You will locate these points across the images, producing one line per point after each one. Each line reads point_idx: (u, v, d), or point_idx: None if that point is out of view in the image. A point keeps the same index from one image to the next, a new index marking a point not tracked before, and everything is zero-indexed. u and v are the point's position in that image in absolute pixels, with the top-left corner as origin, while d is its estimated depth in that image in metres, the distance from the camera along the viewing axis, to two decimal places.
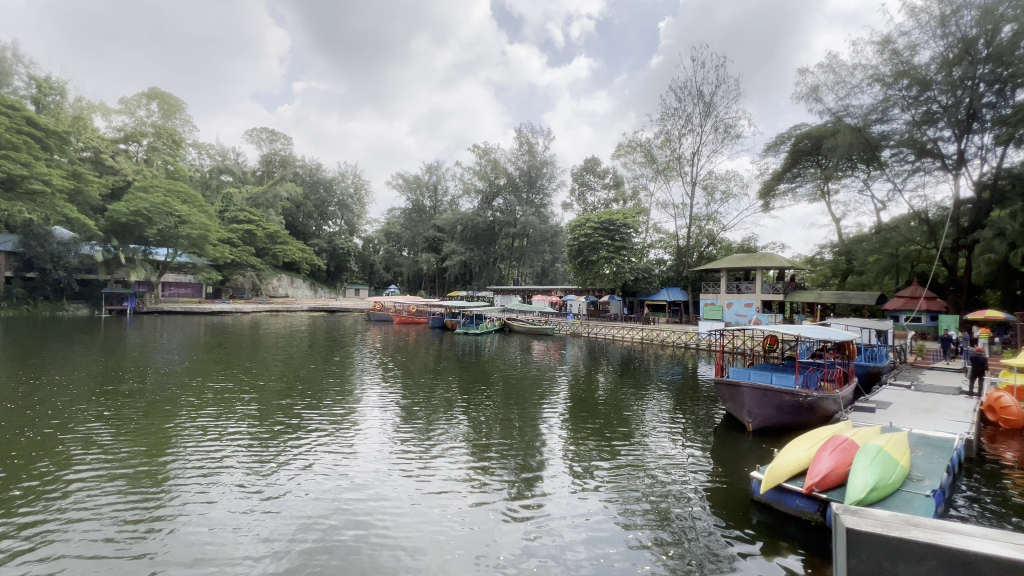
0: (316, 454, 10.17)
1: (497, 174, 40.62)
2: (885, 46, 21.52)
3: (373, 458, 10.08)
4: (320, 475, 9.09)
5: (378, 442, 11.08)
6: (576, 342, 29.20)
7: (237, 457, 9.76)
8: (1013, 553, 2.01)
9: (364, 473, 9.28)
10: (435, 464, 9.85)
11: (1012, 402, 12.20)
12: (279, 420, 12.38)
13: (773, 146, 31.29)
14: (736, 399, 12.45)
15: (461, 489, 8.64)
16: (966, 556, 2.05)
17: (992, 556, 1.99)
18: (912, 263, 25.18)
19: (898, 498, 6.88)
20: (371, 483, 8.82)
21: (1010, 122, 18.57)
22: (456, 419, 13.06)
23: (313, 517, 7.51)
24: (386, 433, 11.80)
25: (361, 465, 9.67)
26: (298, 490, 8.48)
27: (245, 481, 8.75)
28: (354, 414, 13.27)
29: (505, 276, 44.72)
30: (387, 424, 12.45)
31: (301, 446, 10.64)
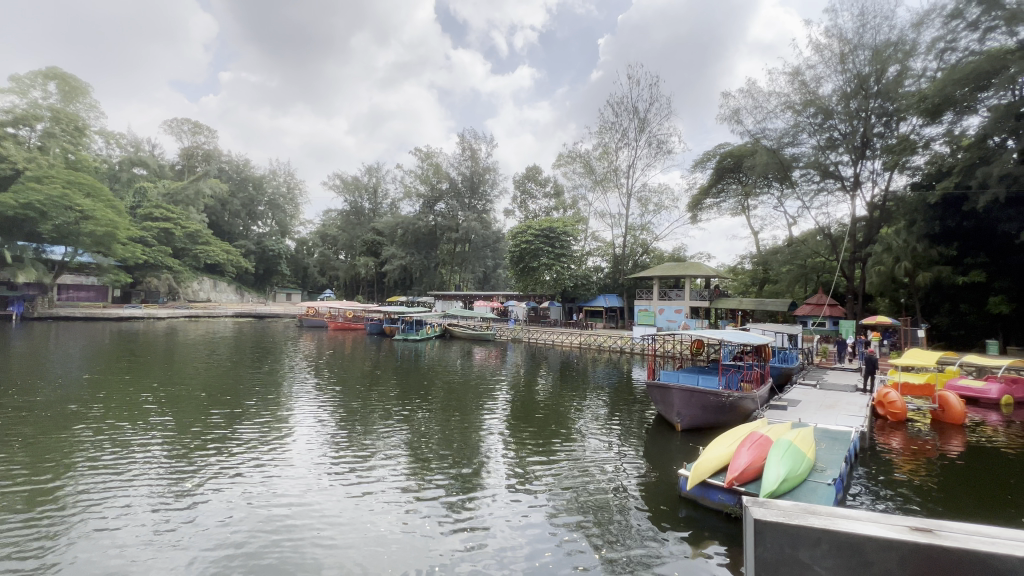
0: (243, 464, 9.61)
1: (440, 178, 40.29)
2: (796, 77, 23.80)
3: (306, 465, 9.73)
4: (248, 485, 8.61)
5: (309, 450, 10.65)
6: (517, 348, 29.48)
7: (154, 470, 9.00)
8: (892, 532, 2.06)
9: (295, 481, 8.89)
10: (373, 470, 9.62)
11: (897, 397, 13.75)
12: (200, 431, 11.53)
13: (701, 163, 33.51)
14: (666, 400, 13.11)
15: (401, 492, 8.57)
16: (855, 540, 2.07)
17: (874, 537, 2.05)
18: (818, 274, 27.90)
19: (806, 488, 7.57)
20: (302, 491, 8.47)
21: (895, 150, 21.33)
22: (394, 425, 12.81)
23: (243, 526, 7.17)
24: (321, 440, 11.37)
25: (291, 473, 9.27)
26: (225, 498, 8.06)
27: (164, 493, 8.15)
28: (286, 423, 12.66)
29: (446, 281, 44.27)
30: (321, 432, 12.00)
31: (226, 455, 10.04)
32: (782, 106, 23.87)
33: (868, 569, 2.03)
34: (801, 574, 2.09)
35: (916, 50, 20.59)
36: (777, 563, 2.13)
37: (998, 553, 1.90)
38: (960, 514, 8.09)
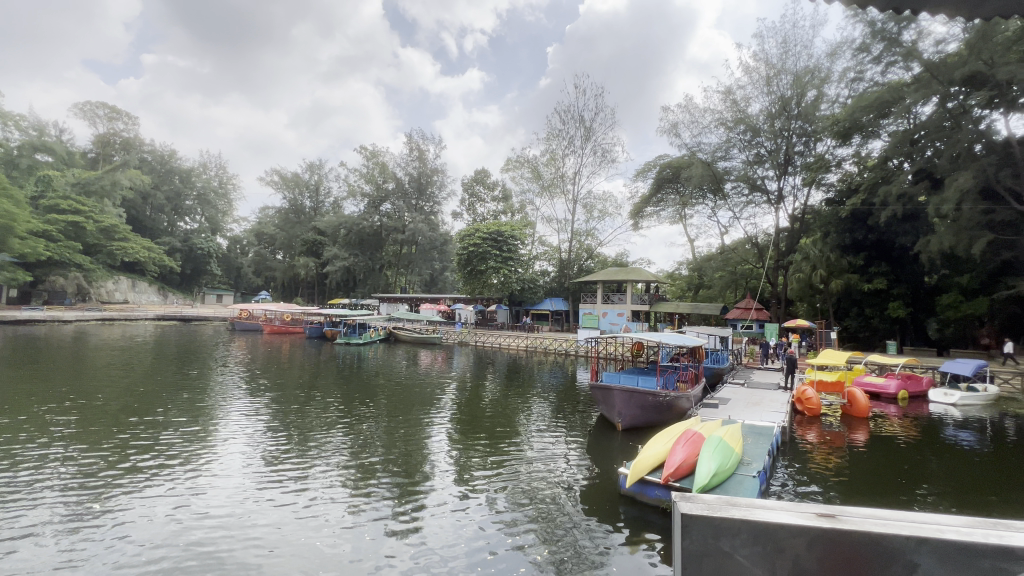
0: (166, 475, 8.95)
1: (386, 178, 39.30)
2: (729, 96, 25.42)
3: (237, 473, 9.22)
4: (172, 497, 8.03)
5: (241, 458, 10.07)
6: (464, 351, 29.36)
7: (61, 486, 8.15)
8: (800, 517, 2.07)
9: (224, 491, 8.39)
10: (311, 477, 9.25)
11: (813, 394, 15.04)
12: (117, 441, 10.58)
13: (642, 173, 35.01)
14: (608, 401, 13.50)
15: (341, 499, 8.34)
16: (770, 530, 2.05)
17: (787, 525, 2.03)
18: (746, 279, 29.90)
19: (733, 481, 8.07)
20: (232, 503, 8.01)
21: (812, 168, 23.36)
22: (335, 431, 12.34)
23: (166, 542, 6.75)
24: (254, 447, 10.79)
25: (220, 483, 8.73)
26: (145, 512, 7.51)
27: (73, 509, 7.47)
28: (215, 430, 11.87)
29: (392, 284, 43.16)
30: (255, 439, 11.38)
31: (145, 466, 9.31)
32: (716, 122, 25.39)
33: (780, 553, 2.01)
34: (722, 565, 2.05)
35: (830, 77, 22.66)
36: (698, 555, 2.09)
37: (890, 534, 1.95)
38: (861, 498, 9.00)
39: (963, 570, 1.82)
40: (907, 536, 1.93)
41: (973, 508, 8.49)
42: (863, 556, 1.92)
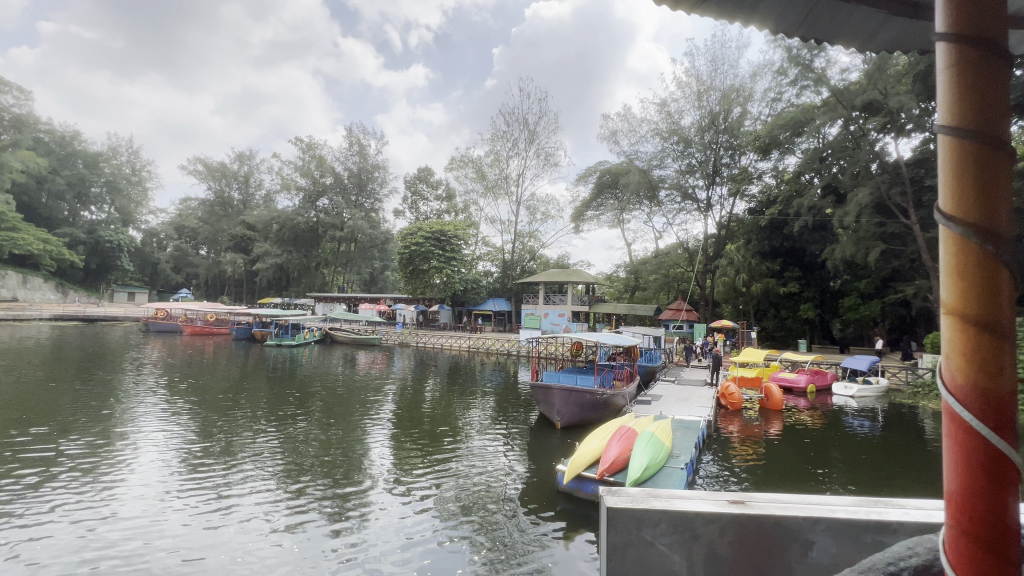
0: (68, 490, 8.19)
1: (323, 172, 37.56)
2: (664, 107, 26.73)
3: (153, 484, 8.62)
4: (76, 514, 7.39)
5: (156, 467, 9.38)
6: (405, 352, 28.79)
7: None
8: (714, 506, 2.39)
9: (137, 504, 7.82)
10: (236, 484, 8.82)
11: (735, 390, 16.10)
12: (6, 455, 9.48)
13: (583, 177, 36.01)
14: (548, 400, 13.76)
15: (270, 505, 8.02)
16: (687, 518, 2.36)
17: (702, 512, 2.35)
18: (677, 282, 31.66)
19: (663, 473, 8.49)
20: (148, 515, 7.50)
21: (736, 179, 25.23)
22: (265, 436, 11.75)
23: (68, 563, 6.21)
24: (172, 455, 10.08)
25: (133, 496, 8.13)
26: (43, 532, 6.87)
27: None
28: (127, 438, 10.94)
29: (328, 283, 41.22)
30: (174, 446, 10.62)
31: (41, 481, 8.45)
32: (652, 132, 26.65)
33: (697, 540, 2.36)
34: (642, 550, 2.38)
35: (752, 96, 24.55)
36: (623, 543, 2.40)
37: (789, 516, 2.31)
38: (775, 485, 9.73)
39: (852, 543, 2.25)
40: (804, 519, 2.30)
41: (868, 489, 9.50)
42: (770, 537, 2.30)
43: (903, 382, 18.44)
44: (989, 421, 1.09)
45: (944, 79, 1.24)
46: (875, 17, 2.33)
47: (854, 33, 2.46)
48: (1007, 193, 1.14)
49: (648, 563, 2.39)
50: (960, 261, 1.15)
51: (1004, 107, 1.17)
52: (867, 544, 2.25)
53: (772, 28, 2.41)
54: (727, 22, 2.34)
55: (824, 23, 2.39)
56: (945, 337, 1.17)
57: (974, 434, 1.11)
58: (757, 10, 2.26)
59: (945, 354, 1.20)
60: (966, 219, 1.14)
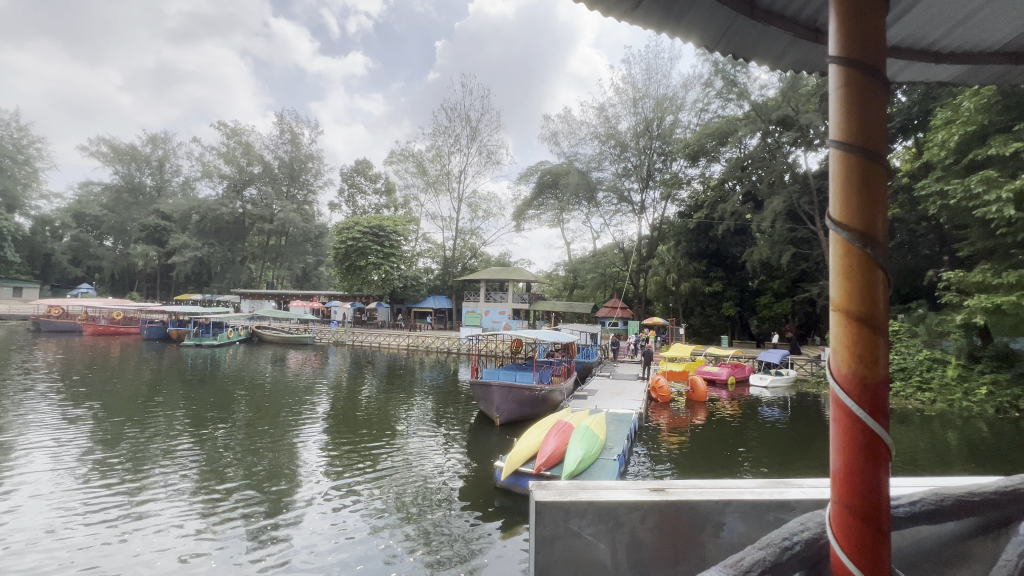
0: None
1: (250, 160, 35.12)
2: (603, 112, 27.62)
3: (50, 497, 7.76)
4: None
5: (52, 479, 8.43)
6: (340, 351, 27.69)
7: None
8: (637, 495, 2.49)
9: (31, 520, 7.04)
10: (149, 493, 8.12)
11: (664, 383, 16.98)
12: None
13: (525, 176, 36.45)
14: (487, 397, 13.80)
15: (191, 513, 7.49)
16: (612, 509, 2.45)
17: (626, 502, 2.44)
18: (614, 281, 32.91)
19: (597, 465, 8.75)
20: (45, 532, 6.77)
21: (668, 184, 26.63)
22: (182, 442, 10.87)
23: None
24: (73, 465, 9.11)
25: (26, 511, 7.30)
26: None
27: None
28: (14, 450, 9.71)
29: (255, 278, 38.60)
30: (74, 456, 9.58)
31: None
32: (591, 135, 27.51)
33: (620, 528, 2.45)
34: (569, 540, 2.44)
35: (683, 106, 25.99)
36: (550, 534, 2.46)
37: (702, 501, 2.45)
38: (699, 472, 10.36)
39: (756, 522, 2.44)
40: (717, 503, 2.45)
41: (778, 470, 10.41)
42: (685, 521, 2.44)
43: (808, 373, 20.39)
44: (866, 411, 1.23)
45: (834, 101, 1.35)
46: (784, 39, 2.51)
47: (767, 49, 2.64)
48: (883, 208, 1.28)
49: (574, 553, 2.46)
50: (847, 266, 1.27)
51: (883, 125, 1.31)
52: (769, 521, 2.44)
53: (696, 39, 2.52)
54: (654, 32, 2.42)
55: (740, 39, 2.54)
56: (833, 332, 1.29)
57: (852, 418, 1.24)
58: (682, 22, 2.35)
59: (830, 348, 1.32)
60: (850, 227, 1.26)
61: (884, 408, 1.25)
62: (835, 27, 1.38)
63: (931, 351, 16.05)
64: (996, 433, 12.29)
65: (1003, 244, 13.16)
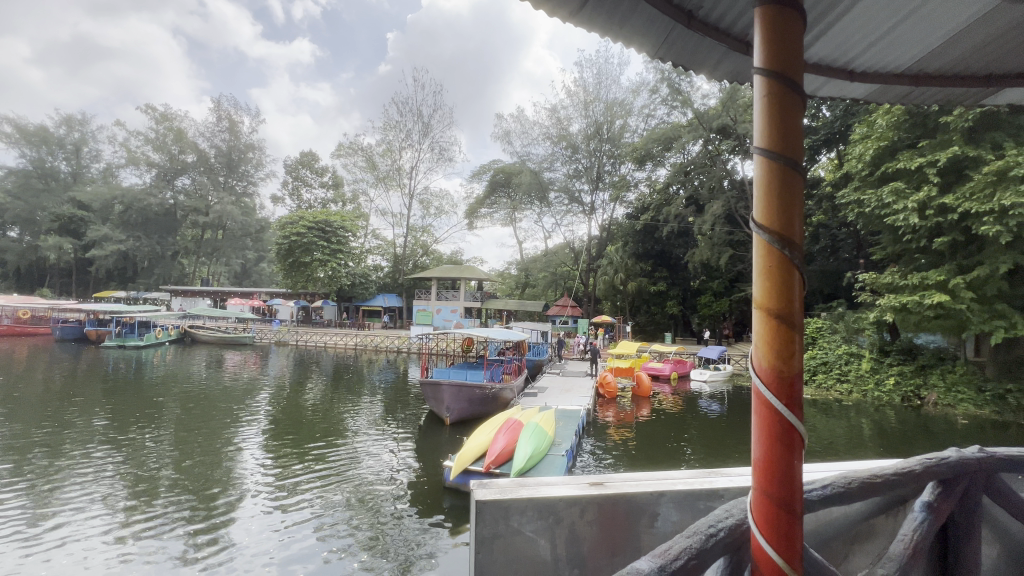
0: None
1: (181, 148, 32.74)
2: (555, 113, 28.04)
3: None
4: None
5: None
6: (282, 351, 26.41)
7: None
8: (576, 489, 2.52)
9: None
10: (62, 507, 7.44)
11: (611, 379, 17.43)
12: None
13: (478, 174, 36.38)
14: (437, 396, 13.63)
15: (112, 526, 6.95)
16: (552, 504, 2.46)
17: (566, 497, 2.45)
18: (564, 280, 33.52)
19: (546, 461, 8.84)
20: None
21: (617, 186, 27.43)
22: (101, 451, 10.01)
23: None
24: None
25: None
26: None
27: None
28: None
29: (188, 274, 36.07)
30: None
31: None
32: (543, 136, 27.87)
33: (559, 523, 2.46)
34: (509, 537, 2.44)
35: (632, 111, 26.81)
36: (489, 532, 2.44)
37: (639, 494, 2.51)
38: (643, 465, 10.72)
39: (688, 510, 2.53)
40: (652, 494, 2.52)
41: (715, 461, 10.96)
42: (622, 512, 2.49)
43: (743, 368, 21.67)
44: (782, 402, 1.30)
45: (759, 109, 1.40)
46: (720, 50, 2.61)
47: (703, 59, 2.74)
48: (798, 212, 1.35)
49: (514, 550, 2.46)
50: (767, 266, 1.32)
51: (800, 134, 1.37)
52: (700, 509, 2.54)
53: (637, 45, 2.58)
54: (599, 34, 2.44)
55: (680, 47, 2.62)
56: (754, 329, 1.35)
57: (772, 408, 1.31)
58: (625, 27, 2.40)
59: (753, 344, 1.38)
60: (771, 227, 1.33)
61: (797, 398, 1.32)
62: (760, 37, 1.44)
63: (849, 346, 17.47)
64: (902, 420, 13.60)
65: (909, 249, 14.53)
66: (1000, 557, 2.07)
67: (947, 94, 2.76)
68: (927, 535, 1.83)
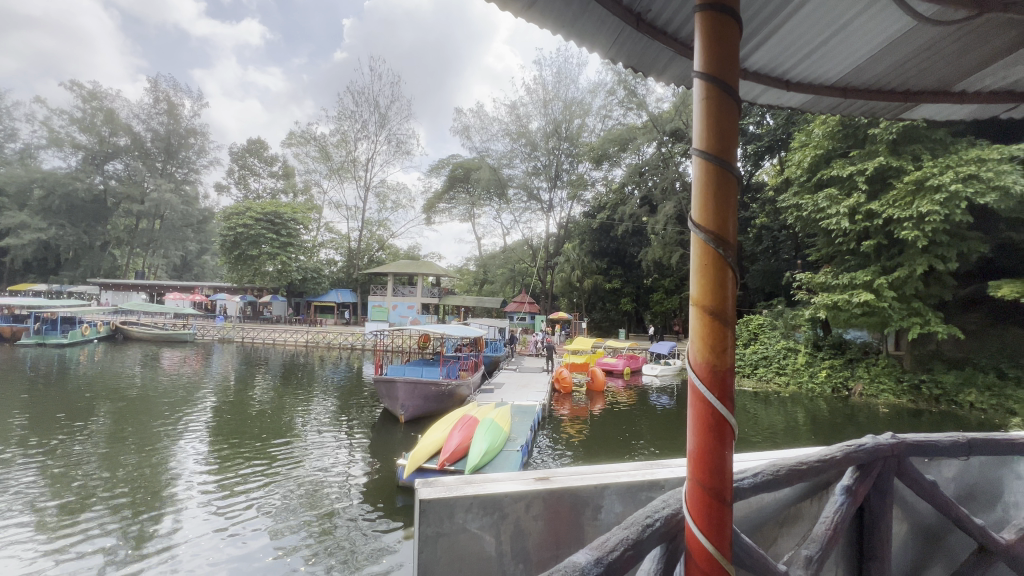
0: None
1: (113, 130, 30.27)
2: (515, 110, 28.03)
3: None
4: None
5: None
6: (227, 349, 25.05)
7: None
8: (522, 485, 2.50)
9: None
10: None
11: (566, 374, 17.66)
12: None
13: (437, 168, 35.83)
14: (391, 394, 13.32)
15: (32, 540, 6.40)
16: (497, 501, 2.43)
17: (511, 493, 2.44)
18: (522, 277, 33.68)
19: (501, 457, 8.84)
20: None
21: (574, 185, 27.80)
22: (17, 458, 9.17)
23: None
24: None
25: None
26: None
27: None
28: None
29: (121, 266, 33.47)
30: None
31: None
32: (503, 132, 27.83)
33: (505, 519, 2.44)
34: (453, 535, 2.40)
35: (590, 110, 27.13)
36: (433, 530, 2.39)
37: (584, 488, 2.53)
38: (596, 457, 10.93)
39: (632, 501, 2.57)
40: (596, 487, 2.54)
41: (664, 452, 11.33)
42: (567, 506, 2.50)
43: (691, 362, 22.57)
44: (718, 399, 1.33)
45: (699, 110, 1.42)
46: (668, 53, 2.66)
47: (652, 61, 2.78)
48: (733, 211, 1.37)
49: (458, 548, 2.42)
50: (705, 262, 1.35)
51: (736, 136, 1.40)
52: (642, 500, 2.58)
53: (590, 43, 2.58)
54: (551, 31, 2.41)
55: (629, 48, 2.65)
56: (692, 325, 1.37)
57: (705, 402, 1.34)
58: (576, 25, 2.39)
59: (690, 340, 1.40)
60: (709, 227, 1.35)
61: (730, 392, 1.36)
62: (699, 38, 1.45)
63: (787, 341, 18.58)
64: (831, 409, 14.64)
65: (841, 251, 15.50)
66: (907, 533, 2.24)
67: (871, 107, 2.94)
68: (845, 517, 1.94)
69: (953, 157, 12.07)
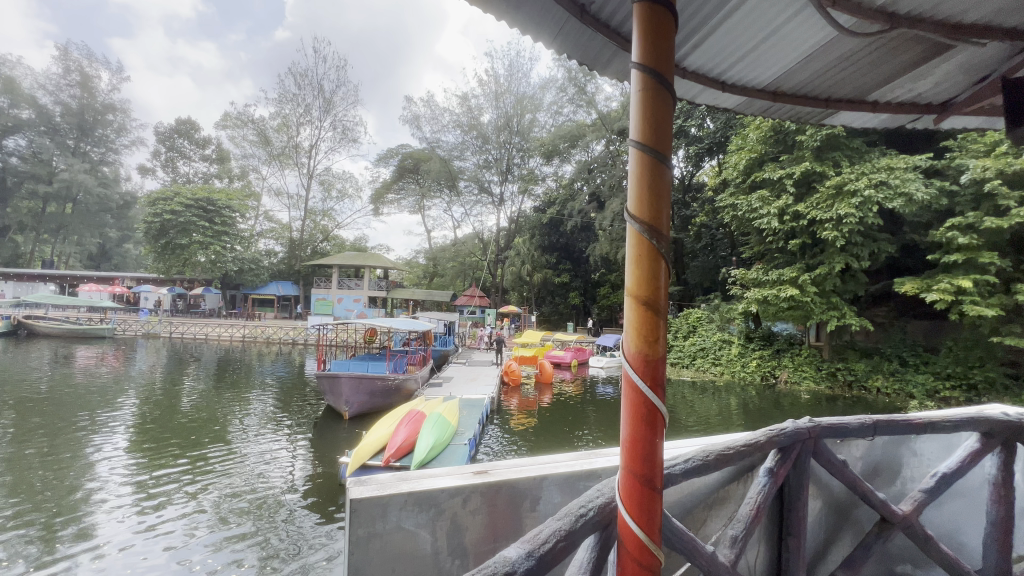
0: None
1: (13, 101, 26.98)
2: (467, 101, 27.63)
3: None
4: None
5: None
6: (152, 345, 23.17)
7: None
8: (459, 480, 2.42)
9: None
10: None
11: (514, 367, 17.60)
12: None
13: (385, 158, 34.63)
14: (335, 390, 12.81)
15: None
16: (433, 496, 2.34)
17: (448, 488, 2.35)
18: (473, 271, 33.43)
19: (447, 452, 8.71)
20: None
21: (525, 179, 27.87)
22: None
23: None
24: None
25: None
26: None
27: None
28: None
29: (25, 254, 30.04)
30: None
31: None
32: (454, 123, 27.40)
33: (440, 516, 2.35)
34: (385, 534, 2.27)
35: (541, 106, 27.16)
36: (363, 528, 2.26)
37: (525, 480, 2.47)
38: (545, 448, 11.03)
39: (571, 492, 2.54)
40: (536, 478, 2.50)
41: (610, 441, 11.62)
42: (505, 500, 2.44)
43: None
44: (649, 389, 1.31)
45: (635, 101, 1.37)
46: (611, 48, 2.62)
47: (597, 55, 2.75)
48: (669, 204, 1.34)
49: (392, 547, 2.31)
50: (639, 252, 1.31)
51: (671, 127, 1.36)
52: (580, 490, 2.56)
53: (533, 32, 2.50)
54: (492, 14, 2.29)
55: (573, 38, 2.58)
56: (626, 317, 1.34)
57: (638, 391, 1.31)
58: (518, 11, 2.29)
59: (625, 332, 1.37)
60: (642, 217, 1.31)
61: (662, 381, 1.34)
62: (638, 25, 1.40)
63: (722, 333, 19.66)
64: (760, 396, 15.70)
65: (771, 249, 16.55)
66: (823, 510, 2.37)
67: (797, 112, 3.07)
68: (768, 498, 2.01)
69: (868, 165, 13.18)
